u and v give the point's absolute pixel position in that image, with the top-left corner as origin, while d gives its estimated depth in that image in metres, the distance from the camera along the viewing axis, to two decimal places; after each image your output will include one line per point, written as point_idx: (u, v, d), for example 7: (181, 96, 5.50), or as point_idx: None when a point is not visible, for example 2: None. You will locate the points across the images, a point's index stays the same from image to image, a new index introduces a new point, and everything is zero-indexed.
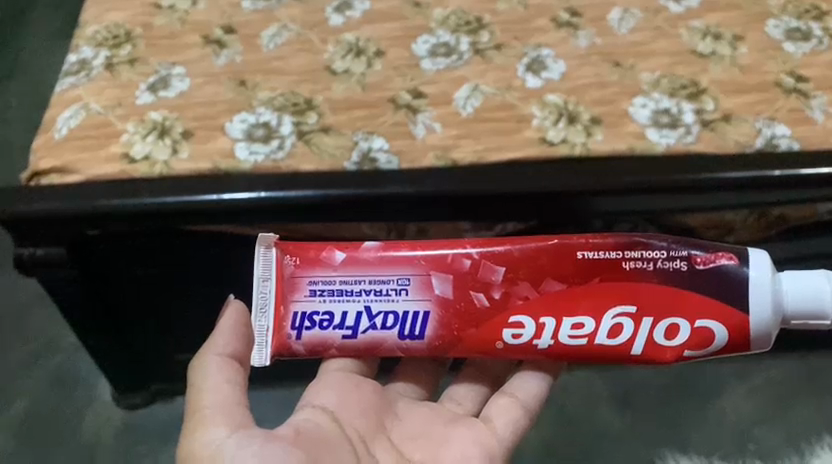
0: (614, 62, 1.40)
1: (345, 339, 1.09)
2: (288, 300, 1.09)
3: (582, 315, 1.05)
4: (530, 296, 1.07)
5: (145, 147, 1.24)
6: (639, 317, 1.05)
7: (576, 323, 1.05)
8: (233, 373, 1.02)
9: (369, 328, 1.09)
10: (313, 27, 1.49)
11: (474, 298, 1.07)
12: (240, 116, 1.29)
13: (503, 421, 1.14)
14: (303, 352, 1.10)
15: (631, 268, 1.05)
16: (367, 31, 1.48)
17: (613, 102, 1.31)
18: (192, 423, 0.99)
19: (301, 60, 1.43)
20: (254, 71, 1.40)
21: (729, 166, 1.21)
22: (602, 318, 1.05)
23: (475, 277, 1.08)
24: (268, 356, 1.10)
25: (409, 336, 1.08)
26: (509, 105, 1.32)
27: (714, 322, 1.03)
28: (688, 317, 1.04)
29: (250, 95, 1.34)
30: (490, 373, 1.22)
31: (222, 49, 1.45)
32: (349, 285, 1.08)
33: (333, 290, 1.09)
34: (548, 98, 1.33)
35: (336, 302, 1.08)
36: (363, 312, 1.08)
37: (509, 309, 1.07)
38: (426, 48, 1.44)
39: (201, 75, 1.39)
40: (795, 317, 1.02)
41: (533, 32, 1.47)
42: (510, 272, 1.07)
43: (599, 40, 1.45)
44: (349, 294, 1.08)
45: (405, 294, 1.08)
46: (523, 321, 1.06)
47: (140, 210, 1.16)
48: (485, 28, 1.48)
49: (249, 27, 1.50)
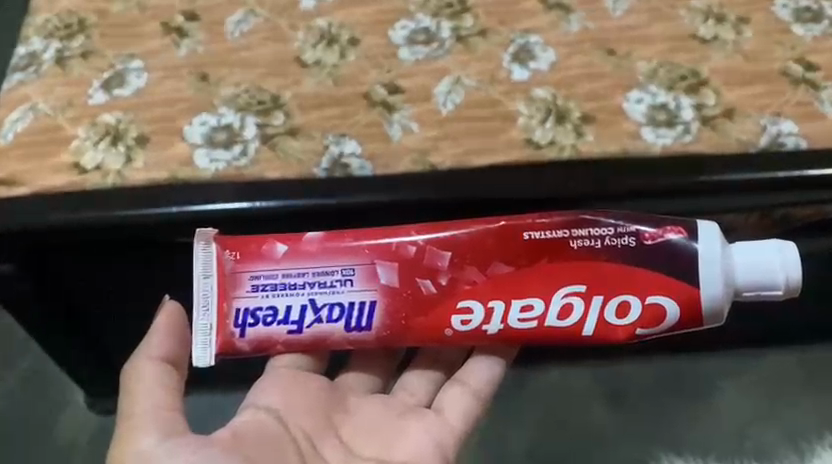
0: (607, 49, 1.29)
1: (289, 334, 1.03)
2: (230, 296, 1.02)
3: (532, 297, 1.01)
4: (478, 280, 1.01)
5: (97, 154, 1.14)
6: (588, 295, 1.01)
7: (526, 305, 1.01)
8: (167, 377, 1.01)
9: (315, 322, 1.03)
10: (283, 13, 1.38)
11: (422, 285, 1.02)
12: (201, 116, 1.19)
13: (456, 410, 1.11)
14: (248, 349, 1.04)
15: (579, 246, 1.00)
16: (341, 16, 1.37)
17: (606, 97, 1.21)
18: (127, 426, 0.98)
19: (268, 50, 1.32)
20: (217, 64, 1.29)
21: (729, 167, 1.13)
22: (552, 298, 1.01)
23: (420, 262, 1.02)
24: (210, 357, 1.03)
25: (356, 326, 1.03)
26: (492, 99, 1.21)
27: (665, 298, 0.99)
28: (638, 294, 1.00)
29: (213, 92, 1.24)
30: (444, 360, 1.17)
31: (182, 39, 1.34)
32: (293, 278, 1.01)
33: (275, 285, 1.02)
34: (534, 92, 1.22)
35: (280, 297, 1.02)
36: (307, 306, 1.02)
37: (457, 295, 1.02)
38: (404, 35, 1.33)
39: (159, 69, 1.28)
40: (747, 289, 1.00)
41: (520, 16, 1.36)
42: (457, 256, 1.02)
43: (592, 23, 1.34)
44: (293, 288, 1.01)
45: (351, 285, 1.02)
46: (471, 307, 1.02)
47: (89, 224, 1.08)
48: (468, 11, 1.37)
49: (214, 13, 1.38)
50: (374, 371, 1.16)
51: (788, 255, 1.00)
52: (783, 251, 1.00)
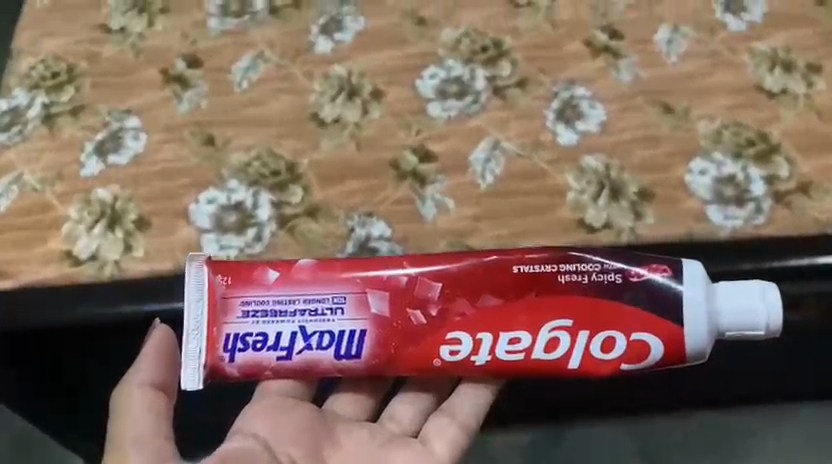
0: (664, 104, 1.15)
1: (281, 359, 0.86)
2: (219, 320, 0.85)
3: (521, 329, 0.84)
4: (468, 312, 0.85)
5: (92, 241, 1.01)
6: (576, 329, 0.84)
7: (515, 338, 0.84)
8: (159, 404, 0.86)
9: (305, 349, 0.85)
10: (297, 57, 1.23)
11: (402, 314, 0.85)
12: (207, 192, 1.05)
13: (444, 446, 0.92)
14: (238, 376, 0.86)
15: (568, 280, 0.84)
16: (362, 62, 1.22)
17: (666, 167, 1.07)
18: (112, 460, 0.83)
19: (281, 104, 1.17)
20: (224, 122, 1.15)
21: (808, 250, 0.98)
22: (538, 331, 0.84)
23: (407, 291, 0.85)
24: (201, 378, 0.85)
25: (337, 354, 0.85)
26: (537, 168, 1.08)
27: (650, 335, 0.83)
28: (623, 330, 0.83)
29: (221, 159, 1.10)
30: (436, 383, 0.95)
31: (184, 89, 1.19)
32: (283, 304, 0.85)
33: (266, 310, 0.85)
34: (585, 160, 1.08)
35: (269, 323, 0.85)
36: (298, 333, 0.85)
37: (440, 326, 0.85)
38: (434, 85, 1.19)
39: (158, 129, 1.14)
40: (729, 329, 0.82)
41: (564, 62, 1.21)
42: (445, 286, 0.85)
43: (644, 72, 1.20)
44: (283, 314, 0.85)
45: (341, 313, 0.85)
46: (460, 337, 0.85)
47: (88, 324, 0.94)
48: (505, 56, 1.22)
49: (219, 59, 1.23)
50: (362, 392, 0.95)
51: (770, 303, 0.82)
52: (765, 296, 0.82)
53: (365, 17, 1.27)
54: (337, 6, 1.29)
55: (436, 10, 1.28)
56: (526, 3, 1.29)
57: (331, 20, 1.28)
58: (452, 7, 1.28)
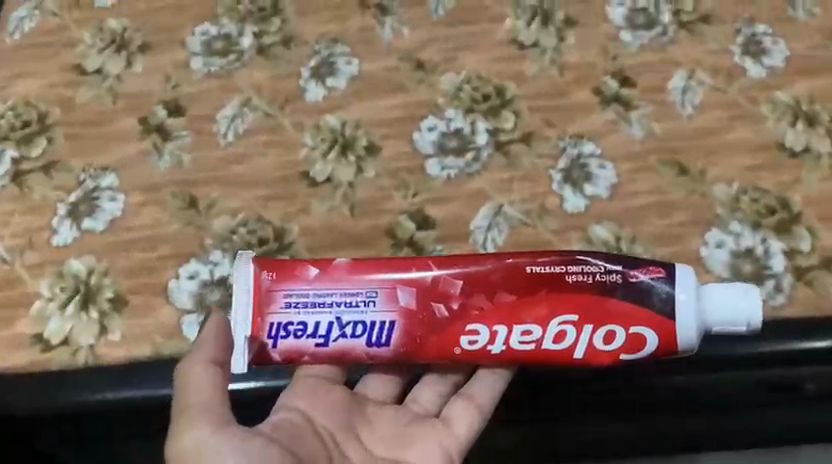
0: (679, 164, 1.07)
1: (317, 347, 0.78)
2: (264, 311, 0.77)
3: (535, 321, 0.76)
4: (485, 307, 0.76)
5: (64, 322, 0.94)
6: (583, 322, 0.75)
7: (529, 331, 0.76)
8: (214, 379, 0.74)
9: (339, 336, 0.78)
10: (286, 105, 1.15)
11: (425, 307, 0.77)
12: (189, 265, 0.98)
13: (464, 428, 0.84)
14: (280, 361, 0.79)
15: (575, 280, 0.75)
16: (356, 111, 1.15)
17: (681, 238, 1.00)
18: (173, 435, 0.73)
19: (270, 160, 1.10)
20: (208, 181, 1.07)
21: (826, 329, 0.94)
22: (548, 323, 0.76)
23: (432, 287, 0.77)
24: (248, 361, 0.79)
25: (365, 344, 0.78)
26: (541, 240, 1.02)
27: (650, 331, 0.75)
28: (624, 325, 0.75)
29: (204, 225, 1.02)
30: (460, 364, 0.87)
31: (165, 141, 1.11)
32: (321, 297, 0.77)
33: (306, 303, 0.77)
34: (593, 230, 1.02)
35: (308, 315, 0.77)
36: (334, 323, 0.77)
37: (462, 319, 0.77)
38: (432, 139, 1.12)
39: (137, 189, 1.06)
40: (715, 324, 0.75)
41: (571, 113, 1.13)
42: (466, 282, 0.77)
43: (657, 126, 1.12)
44: (321, 305, 0.77)
45: (370, 306, 0.77)
46: (477, 329, 0.77)
47: (69, 411, 0.90)
48: (508, 106, 1.15)
49: (203, 105, 1.16)
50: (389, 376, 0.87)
51: (746, 303, 0.74)
52: (742, 298, 0.74)
53: (359, 59, 1.20)
54: (330, 46, 1.22)
55: (435, 53, 1.20)
56: (530, 44, 1.21)
57: (323, 62, 1.20)
58: (452, 49, 1.20)
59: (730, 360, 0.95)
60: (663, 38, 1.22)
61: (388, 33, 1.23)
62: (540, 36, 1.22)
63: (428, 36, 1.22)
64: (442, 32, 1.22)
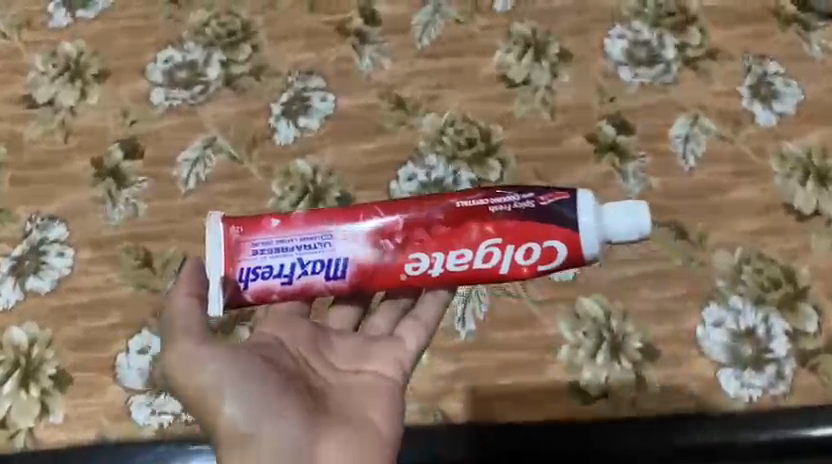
0: (677, 227, 0.99)
1: (284, 286, 0.65)
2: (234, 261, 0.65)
3: (467, 244, 0.64)
4: (424, 239, 0.65)
5: (3, 401, 0.90)
6: (513, 238, 0.64)
7: (463, 253, 0.64)
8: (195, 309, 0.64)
9: (304, 274, 0.65)
10: (254, 146, 1.06)
11: (370, 243, 0.65)
12: (140, 337, 0.91)
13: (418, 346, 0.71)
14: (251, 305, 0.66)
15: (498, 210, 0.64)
16: (329, 155, 1.05)
17: (677, 316, 0.92)
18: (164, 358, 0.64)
19: (235, 211, 1.02)
20: (165, 236, 0.99)
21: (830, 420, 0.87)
22: (477, 247, 0.64)
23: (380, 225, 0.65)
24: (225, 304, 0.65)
25: (326, 278, 0.65)
26: (526, 313, 0.91)
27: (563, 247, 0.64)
28: (540, 239, 0.64)
29: (159, 289, 0.94)
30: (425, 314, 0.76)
31: (119, 187, 1.03)
32: (288, 242, 0.65)
33: (271, 248, 0.64)
34: (581, 303, 0.92)
35: (274, 258, 0.64)
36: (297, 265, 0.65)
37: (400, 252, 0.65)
38: (412, 190, 1.03)
39: (88, 244, 0.98)
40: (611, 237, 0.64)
41: (562, 164, 1.05)
42: (409, 220, 0.65)
43: (655, 180, 1.03)
44: (286, 249, 0.64)
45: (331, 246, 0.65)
46: (418, 258, 0.65)
47: None
48: (495, 153, 1.05)
49: (163, 145, 1.06)
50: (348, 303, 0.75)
51: (623, 213, 0.63)
52: (619, 211, 0.63)
53: (334, 94, 1.11)
54: (304, 79, 1.12)
55: (417, 90, 1.11)
56: (521, 81, 1.11)
57: (295, 97, 1.11)
58: (435, 86, 1.11)
59: (724, 448, 0.87)
60: (666, 77, 1.12)
61: (367, 65, 1.13)
62: (532, 73, 1.12)
63: (410, 69, 1.13)
64: (425, 66, 1.13)
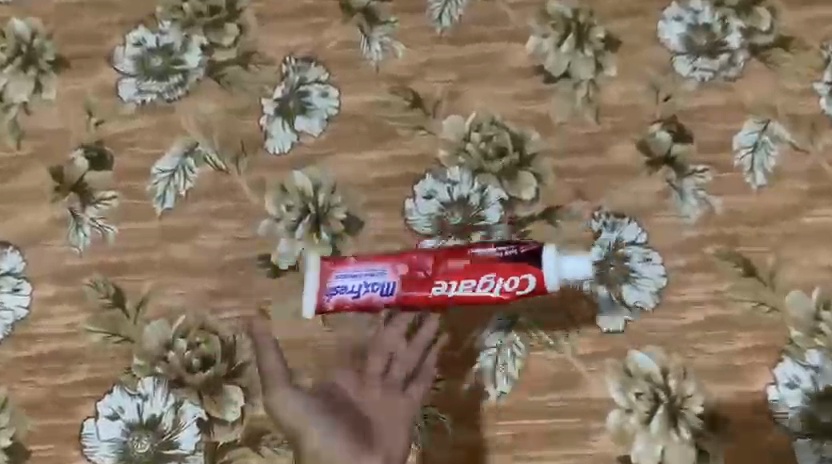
0: (744, 262, 0.84)
1: (353, 300, 0.69)
2: (323, 277, 0.70)
3: (475, 273, 0.68)
4: (457, 268, 0.68)
5: None
6: (511, 271, 0.67)
7: (469, 282, 0.68)
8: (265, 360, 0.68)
9: (364, 290, 0.69)
10: (243, 154, 0.89)
11: (432, 273, 0.69)
12: (109, 399, 0.78)
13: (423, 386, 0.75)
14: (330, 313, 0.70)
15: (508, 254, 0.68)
16: (332, 167, 0.89)
17: (744, 375, 0.79)
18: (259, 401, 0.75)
19: (218, 238, 0.85)
20: (139, 268, 0.83)
21: None
22: (475, 276, 0.67)
23: (435, 261, 0.69)
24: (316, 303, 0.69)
25: (380, 294, 0.69)
26: (568, 370, 0.79)
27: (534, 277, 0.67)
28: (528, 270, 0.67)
29: (134, 338, 0.80)
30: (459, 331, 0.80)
31: (84, 205, 0.87)
32: (366, 267, 0.70)
33: (353, 272, 0.70)
34: (633, 358, 0.79)
35: (355, 275, 0.69)
36: (370, 285, 0.69)
37: (421, 283, 0.69)
38: (432, 211, 0.87)
39: (48, 278, 0.83)
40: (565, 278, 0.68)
41: (609, 180, 0.88)
42: (451, 256, 0.69)
43: (716, 200, 0.88)
44: (363, 272, 0.69)
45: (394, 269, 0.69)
46: (442, 283, 0.69)
47: None
48: (530, 166, 0.89)
49: (134, 153, 0.89)
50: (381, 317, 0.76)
51: (564, 258, 0.68)
52: (564, 258, 0.68)
53: (338, 88, 0.93)
54: (302, 69, 0.94)
55: (436, 84, 0.93)
56: (560, 75, 0.94)
57: (290, 92, 0.93)
58: (457, 80, 0.93)
59: None
60: (731, 70, 0.94)
61: (376, 52, 0.95)
62: (572, 63, 0.94)
63: (428, 57, 0.94)
64: (446, 54, 0.95)
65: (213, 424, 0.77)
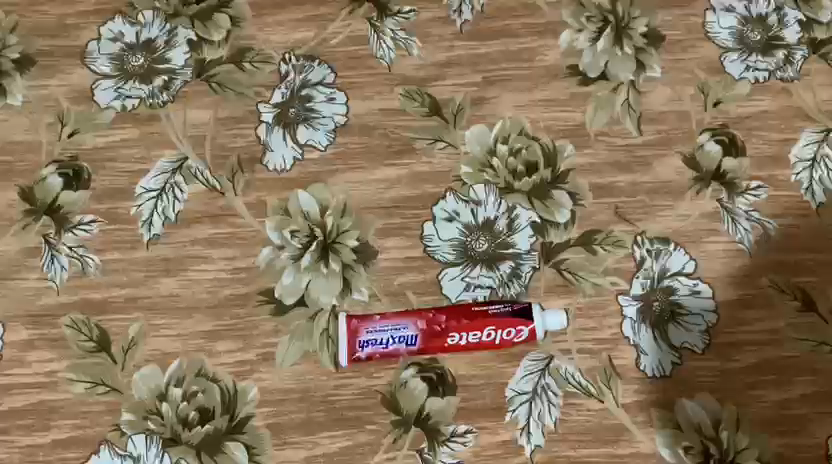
0: (804, 295, 0.75)
1: (381, 349, 0.72)
2: (350, 348, 0.72)
3: (494, 323, 0.72)
4: (474, 330, 0.72)
5: None
6: (509, 323, 0.72)
7: (488, 335, 0.72)
8: None
9: (391, 343, 0.72)
10: (240, 171, 0.79)
11: (449, 317, 0.73)
12: (97, 460, 0.69)
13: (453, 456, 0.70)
14: (360, 358, 0.72)
15: (521, 288, 0.76)
16: (342, 186, 0.79)
17: (804, 425, 0.71)
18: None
19: (214, 269, 0.75)
20: (124, 306, 0.74)
21: None
22: (489, 329, 0.72)
23: (451, 309, 0.73)
24: (348, 351, 0.72)
25: (406, 346, 0.72)
26: (609, 422, 0.71)
27: (542, 313, 0.72)
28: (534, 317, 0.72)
29: (121, 388, 0.71)
30: (490, 379, 0.72)
31: (60, 232, 0.76)
32: (390, 327, 0.72)
33: (377, 327, 0.72)
34: (682, 408, 0.71)
35: (379, 339, 0.72)
36: (395, 336, 0.72)
37: (441, 337, 0.72)
38: (454, 235, 0.77)
39: (21, 318, 0.73)
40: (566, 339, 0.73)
41: (653, 200, 0.79)
42: (467, 314, 0.73)
43: (772, 223, 0.78)
44: (388, 333, 0.72)
45: (416, 340, 0.72)
46: (465, 340, 0.72)
47: None
48: (563, 183, 0.79)
49: (115, 170, 0.79)
50: (413, 383, 0.72)
51: (550, 314, 0.73)
52: (545, 312, 0.73)
53: (344, 92, 0.82)
54: (304, 68, 0.83)
55: (456, 87, 0.82)
56: (596, 76, 0.83)
57: (291, 96, 0.82)
58: (481, 83, 0.83)
59: None
60: (787, 69, 0.83)
61: (389, 49, 0.83)
62: (611, 62, 0.83)
63: (447, 56, 0.83)
64: (467, 52, 0.84)
65: None
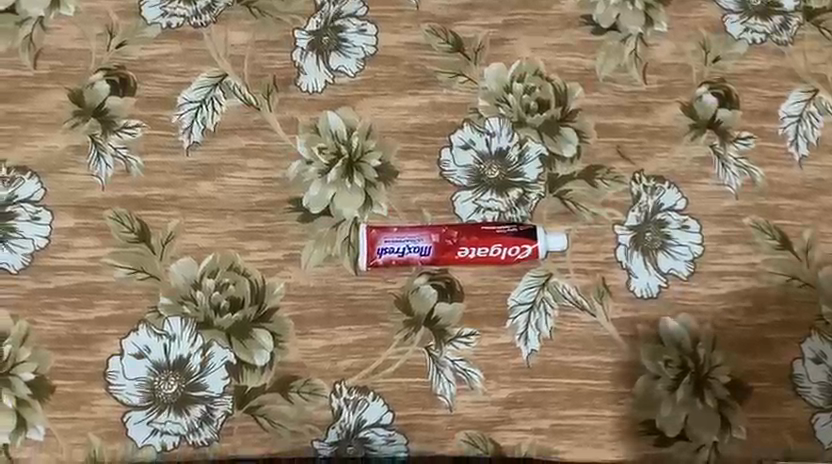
0: (782, 235, 0.83)
1: (397, 257, 0.79)
2: (369, 254, 0.79)
3: (500, 241, 0.79)
4: (481, 245, 0.79)
5: None
6: (514, 242, 0.79)
7: (494, 251, 0.79)
8: (314, 384, 0.75)
9: (406, 252, 0.79)
10: (275, 90, 0.85)
11: (461, 232, 0.80)
12: (136, 337, 0.76)
13: (456, 355, 0.77)
14: (377, 264, 0.79)
15: (526, 212, 0.83)
16: (368, 110, 0.85)
17: (772, 348, 0.79)
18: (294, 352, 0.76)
19: (248, 177, 0.82)
20: (163, 203, 0.80)
21: None
22: (496, 245, 0.79)
23: (462, 226, 0.80)
24: (367, 257, 0.79)
25: (419, 255, 0.79)
26: (599, 334, 0.79)
27: (544, 235, 0.80)
28: (537, 238, 0.80)
29: (159, 276, 0.77)
30: (494, 290, 0.79)
31: (106, 133, 0.82)
32: (406, 239, 0.79)
33: (394, 237, 0.80)
34: (665, 326, 0.79)
35: (395, 248, 0.79)
36: (409, 246, 0.79)
37: (452, 250, 0.79)
38: (469, 161, 0.84)
39: (67, 208, 0.80)
40: (563, 260, 0.81)
41: (652, 142, 0.86)
42: (475, 231, 0.80)
43: (758, 170, 0.85)
44: (403, 243, 0.79)
45: (429, 251, 0.79)
46: (473, 254, 0.79)
47: None
48: (570, 121, 0.86)
49: (159, 80, 0.85)
50: (423, 289, 0.79)
51: (552, 235, 0.81)
52: (549, 234, 0.81)
53: (375, 24, 0.88)
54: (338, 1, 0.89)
55: (479, 27, 0.89)
56: (608, 26, 0.90)
57: (324, 25, 0.88)
58: (501, 25, 0.89)
59: None
60: (783, 33, 0.90)
61: None
62: (622, 15, 0.90)
63: None
64: None
65: (242, 368, 0.75)
